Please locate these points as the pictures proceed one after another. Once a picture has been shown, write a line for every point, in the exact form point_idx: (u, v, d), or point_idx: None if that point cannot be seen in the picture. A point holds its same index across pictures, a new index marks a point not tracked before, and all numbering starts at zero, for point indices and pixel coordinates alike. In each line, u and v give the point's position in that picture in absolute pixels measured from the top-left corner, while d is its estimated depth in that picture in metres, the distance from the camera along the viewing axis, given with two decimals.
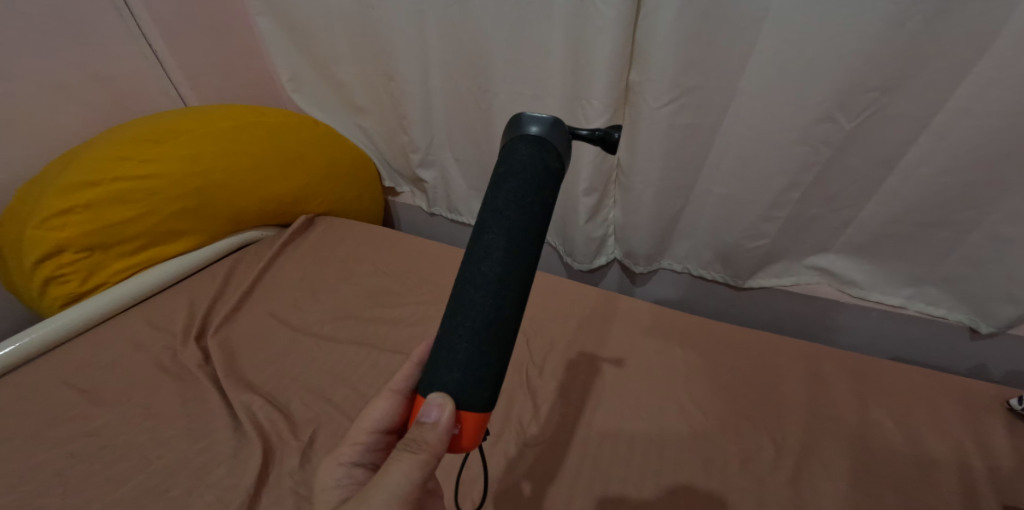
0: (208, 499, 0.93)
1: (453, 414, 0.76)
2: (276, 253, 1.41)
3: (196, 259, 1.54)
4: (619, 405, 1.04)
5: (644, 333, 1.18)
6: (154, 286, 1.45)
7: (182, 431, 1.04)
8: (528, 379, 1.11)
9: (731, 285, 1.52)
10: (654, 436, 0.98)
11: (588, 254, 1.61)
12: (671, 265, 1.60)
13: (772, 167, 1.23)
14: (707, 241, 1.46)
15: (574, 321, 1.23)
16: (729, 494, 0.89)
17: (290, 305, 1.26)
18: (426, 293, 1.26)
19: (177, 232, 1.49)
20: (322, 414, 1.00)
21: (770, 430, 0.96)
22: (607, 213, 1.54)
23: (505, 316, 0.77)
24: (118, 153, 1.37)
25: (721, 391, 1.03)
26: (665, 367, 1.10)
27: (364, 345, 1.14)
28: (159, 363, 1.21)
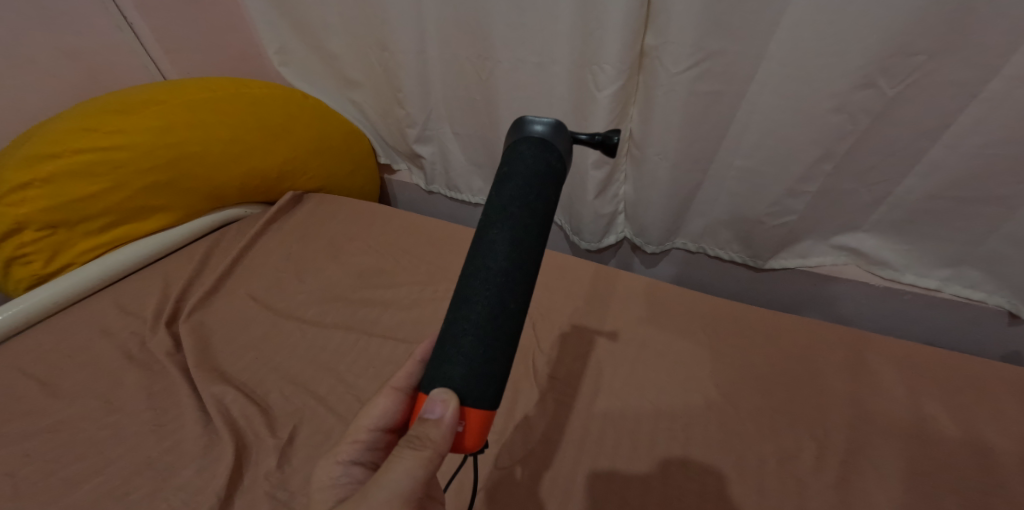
0: (176, 504, 0.82)
1: (457, 410, 0.65)
2: (263, 228, 1.29)
3: (173, 238, 1.41)
4: (638, 397, 0.93)
5: (662, 318, 1.07)
6: (126, 267, 1.32)
7: (149, 426, 0.93)
8: (535, 369, 0.99)
9: (750, 266, 1.38)
10: (679, 431, 0.87)
11: (597, 232, 1.50)
12: (686, 244, 1.45)
13: (802, 139, 1.08)
14: (724, 219, 1.31)
15: (585, 304, 1.11)
16: (768, 498, 0.78)
17: (271, 287, 1.14)
18: (421, 273, 1.14)
19: (150, 209, 1.36)
20: (304, 407, 0.89)
21: (811, 426, 0.85)
22: (616, 189, 1.41)
23: (511, 314, 0.67)
24: (81, 123, 1.24)
25: (753, 382, 0.92)
26: (688, 354, 0.99)
27: (353, 330, 1.02)
28: (126, 351, 1.09)
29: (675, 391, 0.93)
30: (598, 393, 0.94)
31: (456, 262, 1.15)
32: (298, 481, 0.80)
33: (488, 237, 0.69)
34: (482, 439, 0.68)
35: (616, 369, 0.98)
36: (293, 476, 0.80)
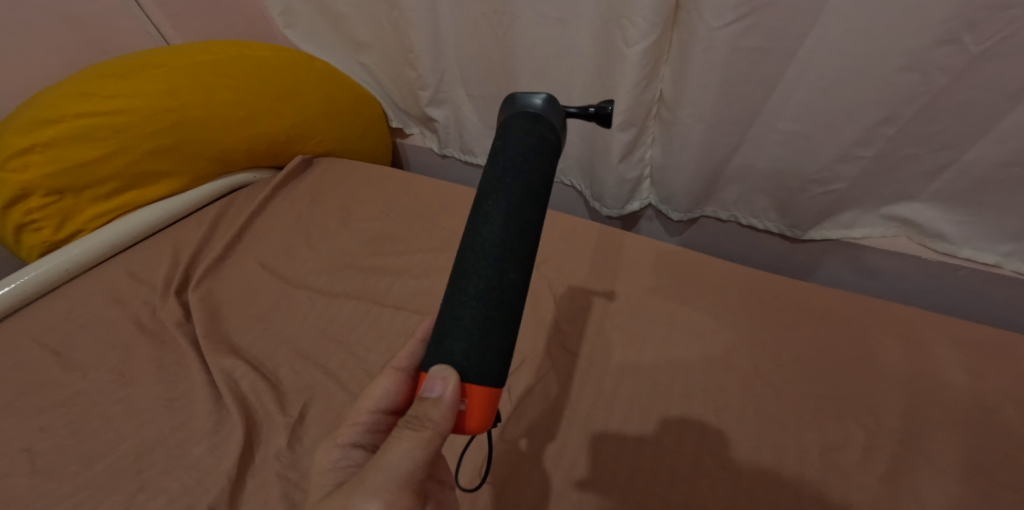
0: (188, 482, 0.79)
1: (458, 388, 0.59)
2: (271, 194, 1.24)
3: (182, 204, 1.36)
4: (668, 377, 0.87)
5: (694, 291, 0.99)
6: (135, 233, 1.28)
7: (159, 401, 0.90)
8: (558, 346, 0.94)
9: (786, 237, 1.29)
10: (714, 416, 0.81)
11: (620, 198, 1.41)
12: (717, 212, 1.35)
13: (861, 100, 0.97)
14: (763, 185, 1.21)
15: (610, 275, 1.04)
16: (808, 490, 0.73)
17: (280, 255, 1.09)
18: (435, 240, 1.07)
19: (157, 173, 1.31)
20: (315, 383, 0.85)
21: (858, 415, 0.79)
22: (642, 153, 1.32)
23: (511, 287, 0.62)
24: (81, 88, 1.20)
25: (795, 364, 0.86)
26: (722, 331, 0.92)
27: (364, 300, 0.97)
28: (136, 321, 1.05)
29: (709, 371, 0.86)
30: (625, 373, 0.88)
31: None
32: (310, 462, 0.76)
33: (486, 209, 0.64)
34: (487, 419, 0.62)
35: (644, 346, 0.92)
36: (304, 457, 0.77)
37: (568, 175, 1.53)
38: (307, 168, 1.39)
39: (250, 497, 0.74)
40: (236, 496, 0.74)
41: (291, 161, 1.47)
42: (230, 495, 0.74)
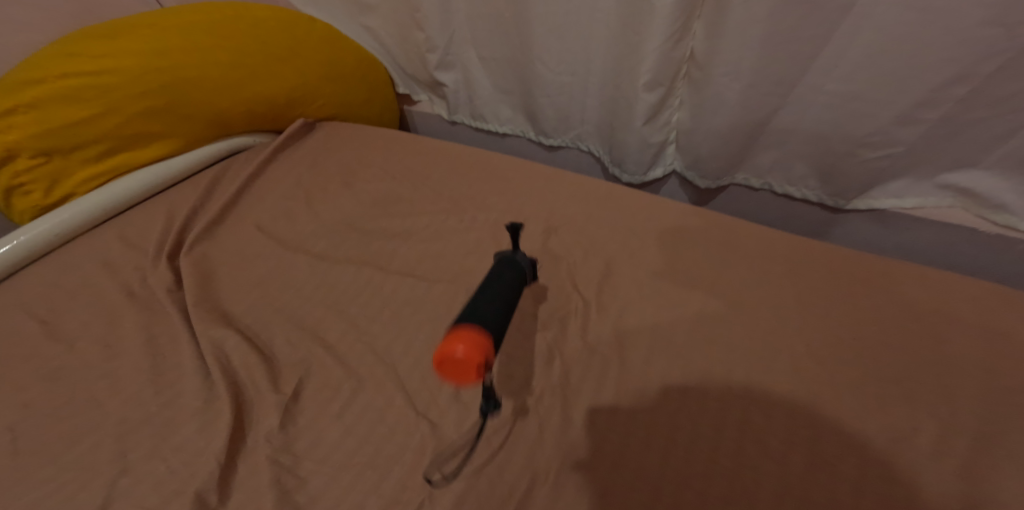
0: (174, 466, 0.71)
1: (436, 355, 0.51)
2: (270, 156, 1.15)
3: (179, 167, 1.25)
4: (720, 344, 0.72)
5: (747, 247, 0.84)
6: (127, 197, 1.18)
7: (144, 375, 0.81)
8: (589, 304, 0.79)
9: (828, 206, 1.15)
10: (771, 391, 0.67)
11: (642, 163, 1.28)
12: (747, 181, 1.21)
13: (928, 57, 0.86)
14: (808, 152, 1.08)
15: (649, 225, 0.88)
16: (872, 490, 0.59)
17: (277, 218, 1.00)
18: (443, 202, 0.97)
19: (151, 136, 1.21)
20: (311, 357, 0.76)
21: (934, 408, 0.64)
22: (668, 116, 1.20)
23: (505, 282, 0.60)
24: (67, 49, 1.12)
25: (852, 343, 0.71)
26: (786, 294, 0.77)
27: (366, 265, 0.88)
28: (125, 288, 0.96)
29: (768, 341, 0.72)
30: (668, 338, 0.73)
31: (484, 190, 0.97)
32: (305, 445, 0.69)
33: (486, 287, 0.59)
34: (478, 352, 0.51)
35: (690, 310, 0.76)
36: (298, 439, 0.69)
37: (584, 140, 1.40)
38: (310, 132, 1.29)
39: (240, 483, 0.67)
40: (226, 482, 0.67)
41: (292, 124, 1.36)
42: (219, 481, 0.67)
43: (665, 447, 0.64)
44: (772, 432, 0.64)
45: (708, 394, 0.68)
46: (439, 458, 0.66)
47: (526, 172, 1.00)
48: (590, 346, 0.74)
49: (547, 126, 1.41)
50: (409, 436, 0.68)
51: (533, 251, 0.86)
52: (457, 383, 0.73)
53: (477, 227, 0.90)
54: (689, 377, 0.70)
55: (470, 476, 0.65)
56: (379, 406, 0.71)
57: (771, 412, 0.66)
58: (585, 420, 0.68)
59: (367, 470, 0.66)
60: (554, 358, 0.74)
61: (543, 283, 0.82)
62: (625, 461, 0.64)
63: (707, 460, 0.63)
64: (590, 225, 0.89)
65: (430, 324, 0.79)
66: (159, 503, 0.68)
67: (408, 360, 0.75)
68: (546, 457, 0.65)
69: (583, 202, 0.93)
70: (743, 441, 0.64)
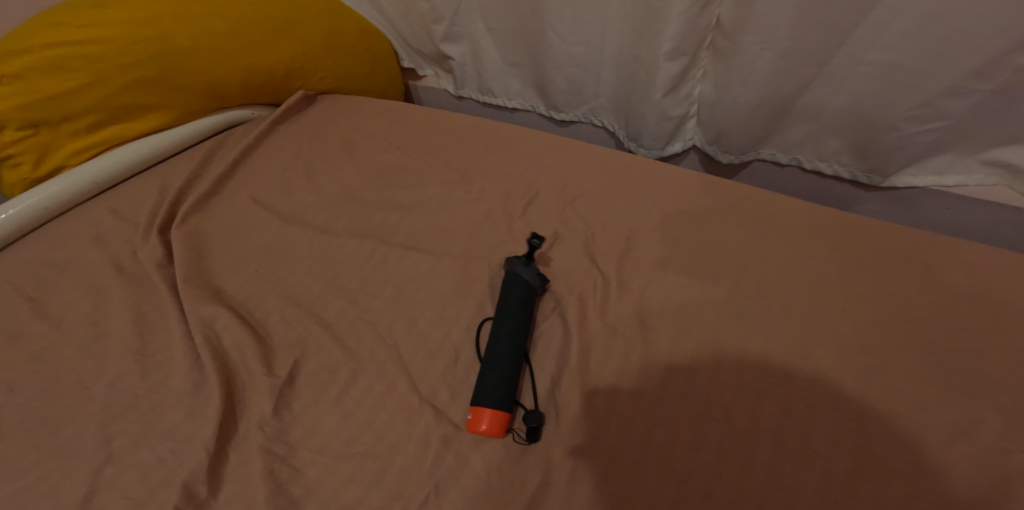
0: (162, 454, 0.65)
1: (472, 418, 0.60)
2: (268, 129, 1.08)
3: (174, 139, 1.18)
4: (757, 325, 0.66)
5: (785, 220, 0.76)
6: (120, 172, 1.11)
7: (129, 357, 0.74)
8: (610, 281, 0.72)
9: (860, 184, 1.07)
10: (816, 378, 0.61)
11: (660, 138, 1.21)
12: (774, 156, 1.13)
13: (986, 22, 0.78)
14: (842, 126, 1.00)
15: (675, 198, 0.81)
16: (927, 489, 0.53)
17: (274, 190, 0.94)
18: (449, 173, 0.90)
19: (143, 106, 1.13)
20: (308, 336, 0.70)
21: (994, 398, 0.58)
22: (688, 89, 1.13)
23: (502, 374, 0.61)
24: (52, 18, 1.04)
25: (900, 325, 0.64)
26: (830, 273, 0.70)
27: (368, 238, 0.81)
28: (114, 263, 0.88)
29: (811, 323, 0.65)
30: (699, 320, 0.67)
31: (493, 160, 0.90)
32: (300, 433, 0.63)
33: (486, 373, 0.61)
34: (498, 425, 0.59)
35: (723, 288, 0.69)
36: (294, 426, 0.64)
37: (597, 114, 1.32)
38: (309, 105, 1.21)
39: (232, 473, 0.62)
40: (216, 472, 0.61)
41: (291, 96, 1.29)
42: (208, 471, 0.61)
43: (695, 438, 0.59)
44: (817, 423, 0.58)
45: (742, 380, 0.62)
46: (445, 448, 0.61)
47: (538, 142, 0.93)
48: (611, 327, 0.68)
49: (558, 100, 1.32)
50: (413, 424, 0.63)
51: (547, 225, 0.79)
52: (465, 367, 0.67)
53: (487, 199, 0.84)
54: (723, 361, 0.63)
55: (480, 467, 0.59)
56: (380, 390, 0.65)
57: (815, 401, 0.60)
58: (607, 408, 0.62)
59: (367, 460, 0.61)
60: (571, 339, 0.67)
61: (558, 260, 0.75)
62: (651, 453, 0.58)
63: (742, 454, 0.57)
64: (609, 197, 0.82)
65: (436, 302, 0.73)
66: (146, 495, 0.62)
67: (412, 341, 0.69)
68: (563, 447, 0.60)
69: (601, 173, 0.86)
70: (783, 432, 0.58)
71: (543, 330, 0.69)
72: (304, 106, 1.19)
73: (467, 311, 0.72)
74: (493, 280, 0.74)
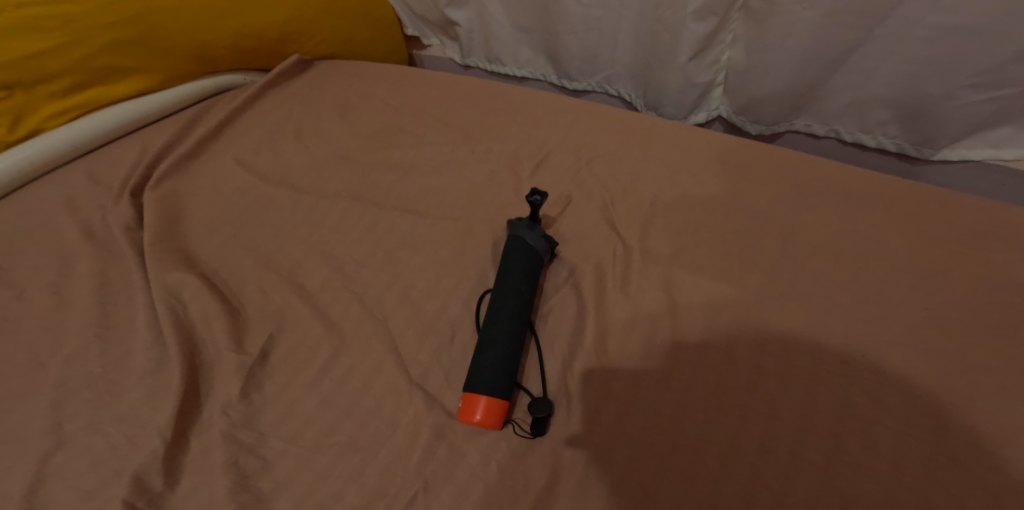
0: (118, 441, 0.57)
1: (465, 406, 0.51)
2: (258, 93, 0.94)
3: (160, 103, 0.98)
4: (808, 304, 0.56)
5: (839, 184, 0.65)
6: (97, 139, 0.92)
7: (85, 328, 0.65)
8: (631, 251, 0.63)
9: (905, 158, 0.95)
10: (880, 367, 0.51)
11: (681, 106, 1.07)
12: (809, 127, 0.99)
13: None
14: (892, 93, 0.87)
15: (708, 159, 0.70)
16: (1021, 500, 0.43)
17: (261, 150, 0.83)
18: (452, 133, 0.80)
19: (130, 64, 0.93)
20: (286, 308, 0.62)
21: None
22: (716, 55, 0.99)
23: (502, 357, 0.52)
24: None
25: (980, 303, 0.54)
26: (896, 245, 0.59)
27: (358, 201, 0.72)
28: (82, 228, 0.78)
29: (873, 302, 0.55)
30: (738, 297, 0.57)
31: (500, 119, 0.81)
32: (272, 419, 0.55)
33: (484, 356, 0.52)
34: (495, 415, 0.50)
35: (766, 262, 0.60)
36: (264, 411, 0.55)
37: (613, 82, 1.17)
38: (306, 68, 1.05)
39: (192, 463, 0.53)
40: (174, 461, 0.53)
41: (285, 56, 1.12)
42: (165, 461, 0.53)
43: (732, 436, 0.50)
44: (880, 421, 0.49)
45: (790, 368, 0.52)
46: (437, 440, 0.52)
47: (551, 99, 0.83)
48: (632, 303, 0.59)
49: (571, 67, 1.17)
50: (401, 411, 0.54)
51: (559, 189, 0.70)
52: (461, 346, 0.58)
53: (493, 159, 0.75)
54: (767, 345, 0.54)
55: (476, 463, 0.51)
56: (364, 371, 0.57)
57: (877, 393, 0.50)
58: (627, 397, 0.53)
59: (346, 452, 0.53)
60: (586, 317, 0.58)
61: (571, 226, 0.66)
62: (679, 452, 0.49)
63: (790, 454, 0.48)
64: (630, 159, 0.72)
65: (432, 272, 0.64)
66: (97, 486, 0.54)
67: (402, 315, 0.61)
68: (574, 442, 0.51)
69: (622, 133, 0.76)
70: (839, 431, 0.49)
71: (554, 306, 0.60)
72: (301, 71, 1.04)
73: (466, 282, 0.63)
74: (497, 247, 0.65)
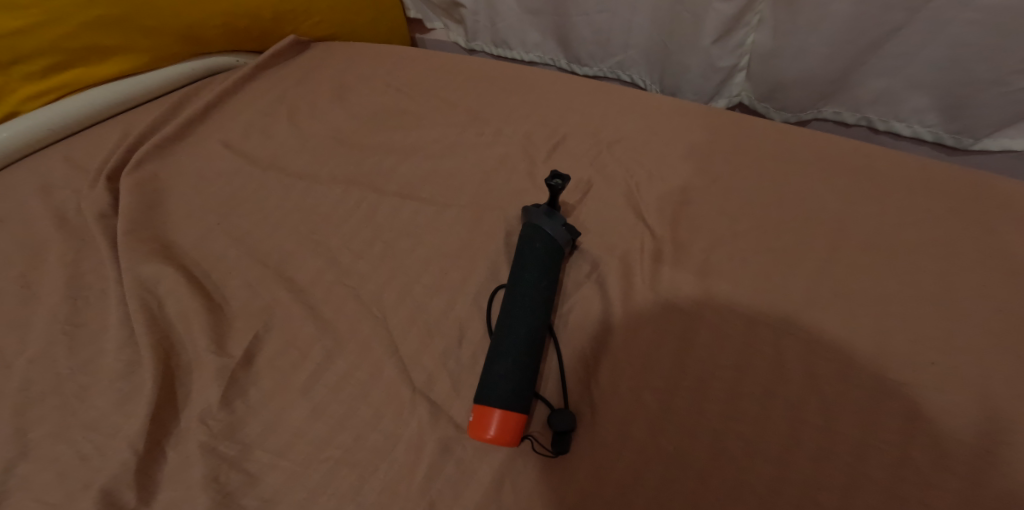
0: (88, 451, 0.51)
1: (476, 420, 0.44)
2: (251, 74, 0.85)
3: (148, 86, 0.85)
4: (864, 304, 0.50)
5: (892, 172, 0.59)
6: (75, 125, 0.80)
7: (50, 325, 0.58)
8: (659, 243, 0.57)
9: (942, 149, 0.80)
10: (952, 376, 0.45)
11: (694, 92, 0.91)
12: (838, 115, 0.83)
13: None
14: (937, 75, 0.72)
15: (742, 143, 0.64)
16: None
17: (251, 133, 0.75)
18: (458, 114, 0.73)
19: (118, 43, 0.80)
20: (274, 304, 0.55)
21: None
22: (742, 38, 0.83)
23: (518, 362, 0.46)
24: None
25: None
26: (962, 239, 0.53)
27: (356, 186, 0.65)
28: (55, 215, 0.69)
29: (939, 302, 0.49)
30: (782, 296, 0.51)
31: (511, 99, 0.74)
32: (257, 429, 0.49)
33: (498, 360, 0.46)
34: (510, 431, 0.44)
35: (813, 256, 0.53)
36: (249, 420, 0.49)
37: (625, 68, 0.99)
38: (303, 51, 0.95)
39: (168, 478, 0.47)
40: (147, 475, 0.47)
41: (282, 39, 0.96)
42: (137, 475, 0.47)
43: (782, 453, 0.44)
44: (954, 436, 0.43)
45: (846, 376, 0.46)
46: (444, 455, 0.46)
47: (566, 79, 0.76)
48: (664, 301, 0.52)
49: (581, 51, 0.99)
50: (403, 422, 0.48)
51: (578, 174, 0.64)
52: (472, 349, 0.52)
53: (504, 142, 0.68)
54: (820, 351, 0.48)
55: (489, 482, 0.45)
56: (361, 376, 0.51)
57: (949, 404, 0.44)
58: (660, 409, 0.47)
59: (342, 468, 0.47)
60: (612, 317, 0.52)
61: (592, 216, 0.60)
62: (722, 471, 0.44)
63: (849, 475, 0.42)
64: (654, 142, 0.66)
65: (437, 264, 0.58)
66: (61, 502, 0.48)
67: (405, 312, 0.54)
68: (601, 458, 0.46)
69: (645, 115, 0.69)
70: (906, 447, 0.43)
71: (574, 305, 0.54)
72: (297, 53, 0.94)
73: (476, 276, 0.56)
74: (510, 239, 0.59)
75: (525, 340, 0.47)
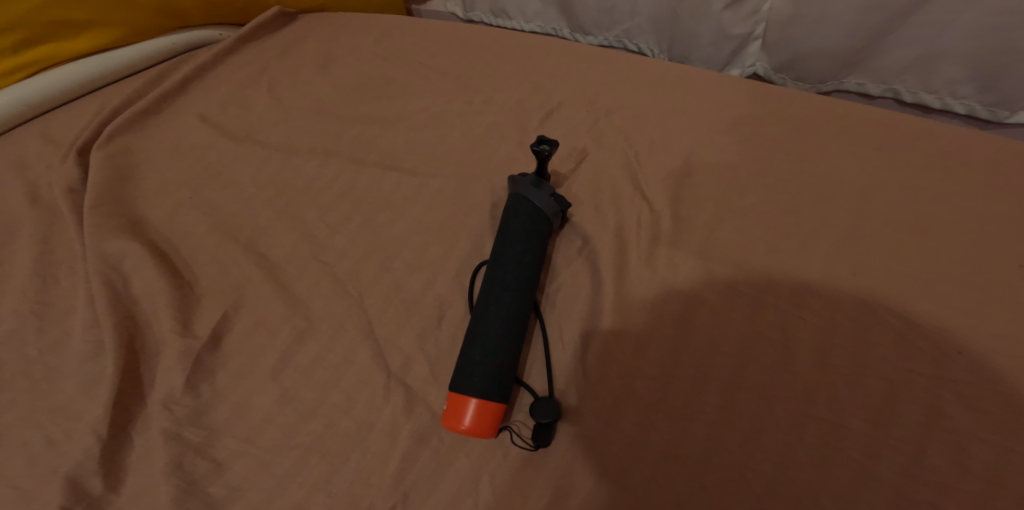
0: (55, 435, 0.45)
1: (454, 408, 0.41)
2: (231, 48, 0.75)
3: (118, 66, 0.73)
4: (885, 287, 0.45)
5: (922, 143, 0.53)
6: (33, 109, 0.69)
7: (18, 304, 0.52)
8: (659, 218, 0.52)
9: (976, 122, 0.70)
10: (979, 366, 0.40)
11: (708, 59, 0.80)
12: (862, 87, 0.73)
13: None
14: (979, 41, 0.61)
15: (753, 111, 0.58)
16: None
17: (230, 104, 0.69)
18: (445, 82, 0.68)
19: (80, 18, 0.67)
20: (245, 283, 0.52)
21: None
22: (758, 4, 0.72)
23: (500, 345, 0.42)
24: None
25: None
26: (999, 216, 0.47)
27: (335, 157, 0.61)
28: (24, 185, 0.61)
29: (971, 285, 0.44)
30: (793, 277, 0.46)
31: (502, 65, 0.69)
32: (223, 416, 0.46)
33: (478, 342, 0.42)
34: (487, 424, 0.40)
35: (829, 233, 0.48)
36: (215, 405, 0.46)
37: (633, 36, 0.86)
38: (291, 21, 0.83)
39: (129, 467, 0.44)
40: (114, 461, 0.44)
41: (262, 10, 0.82)
42: (102, 461, 0.44)
43: (783, 449, 0.40)
44: (977, 434, 0.38)
45: (863, 367, 0.42)
46: (419, 445, 0.43)
47: (563, 44, 0.71)
48: (663, 281, 0.48)
49: (584, 18, 0.86)
50: (376, 409, 0.45)
51: (572, 143, 0.60)
52: (452, 329, 0.49)
53: (494, 110, 0.64)
54: (835, 338, 0.43)
55: (466, 474, 0.42)
56: (335, 358, 0.48)
57: (976, 400, 0.39)
58: (652, 398, 0.43)
59: (313, 456, 0.44)
60: (603, 296, 0.48)
61: (584, 187, 0.56)
62: (715, 466, 0.40)
63: (858, 475, 0.38)
64: (656, 110, 0.61)
65: (418, 239, 0.54)
66: (30, 489, 0.43)
67: (382, 291, 0.51)
68: (586, 449, 0.42)
69: (646, 81, 0.64)
70: (923, 444, 0.38)
71: (562, 285, 0.50)
72: (283, 25, 0.82)
73: (459, 252, 0.52)
74: (496, 211, 0.55)
75: (507, 321, 0.43)
